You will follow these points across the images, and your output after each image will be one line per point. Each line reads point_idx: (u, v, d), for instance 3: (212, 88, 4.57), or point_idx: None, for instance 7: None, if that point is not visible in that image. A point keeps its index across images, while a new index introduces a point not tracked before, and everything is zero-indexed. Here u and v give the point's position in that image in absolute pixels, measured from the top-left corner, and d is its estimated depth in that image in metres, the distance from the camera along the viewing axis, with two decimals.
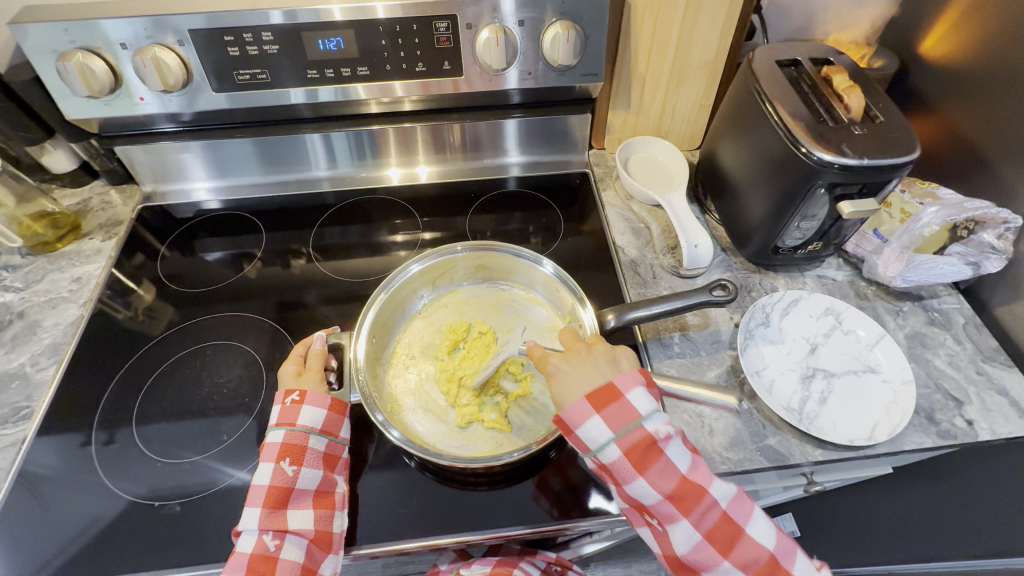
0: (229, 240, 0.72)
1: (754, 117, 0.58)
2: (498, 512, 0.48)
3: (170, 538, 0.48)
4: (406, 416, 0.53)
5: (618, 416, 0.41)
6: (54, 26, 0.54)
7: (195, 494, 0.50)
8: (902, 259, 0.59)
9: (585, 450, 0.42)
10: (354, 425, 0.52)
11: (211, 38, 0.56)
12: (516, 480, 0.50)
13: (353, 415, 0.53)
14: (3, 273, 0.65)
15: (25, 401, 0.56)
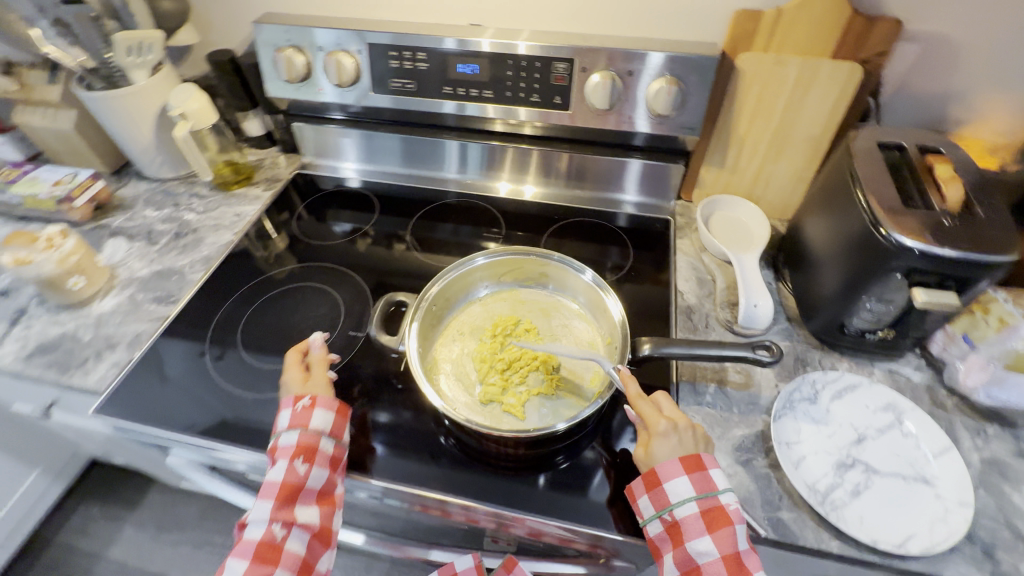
0: (351, 212, 0.87)
1: (843, 190, 0.58)
2: (493, 491, 0.53)
3: (242, 423, 0.59)
4: (442, 379, 0.59)
5: (705, 486, 0.45)
6: (280, 29, 0.73)
7: (264, 394, 0.62)
8: (986, 371, 0.53)
9: (663, 505, 0.45)
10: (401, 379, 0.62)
11: (381, 52, 0.72)
12: (520, 469, 0.54)
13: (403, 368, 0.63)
14: (194, 199, 0.84)
15: (176, 292, 0.71)
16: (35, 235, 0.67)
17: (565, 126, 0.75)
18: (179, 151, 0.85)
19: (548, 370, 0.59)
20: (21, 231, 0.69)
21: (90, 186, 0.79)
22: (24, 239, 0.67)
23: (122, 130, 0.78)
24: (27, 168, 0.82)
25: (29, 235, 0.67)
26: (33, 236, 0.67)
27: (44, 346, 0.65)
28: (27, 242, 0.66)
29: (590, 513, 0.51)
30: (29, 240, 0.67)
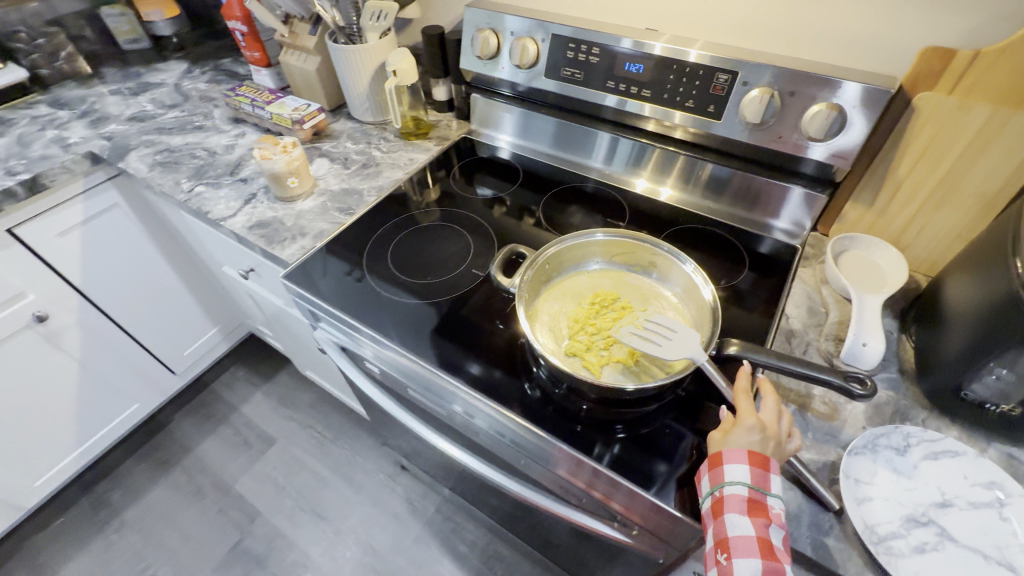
0: (497, 178, 0.98)
1: (1000, 252, 0.53)
2: (553, 425, 0.61)
3: (377, 314, 0.73)
4: (536, 325, 0.67)
5: (761, 482, 0.47)
6: (485, 13, 0.86)
7: (396, 296, 0.75)
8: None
9: (717, 482, 0.48)
10: (505, 316, 0.72)
11: (561, 43, 0.82)
12: (579, 418, 0.61)
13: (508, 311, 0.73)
14: (382, 141, 1.03)
15: (353, 206, 0.89)
16: (278, 142, 0.88)
17: (719, 138, 0.79)
18: (382, 102, 1.04)
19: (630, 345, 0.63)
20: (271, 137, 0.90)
21: (316, 117, 1.02)
22: (271, 143, 0.88)
23: (350, 76, 0.99)
24: (279, 95, 1.07)
25: (274, 141, 0.88)
26: (276, 143, 0.88)
27: (261, 222, 0.86)
28: (273, 146, 0.87)
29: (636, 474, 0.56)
30: (274, 144, 0.88)
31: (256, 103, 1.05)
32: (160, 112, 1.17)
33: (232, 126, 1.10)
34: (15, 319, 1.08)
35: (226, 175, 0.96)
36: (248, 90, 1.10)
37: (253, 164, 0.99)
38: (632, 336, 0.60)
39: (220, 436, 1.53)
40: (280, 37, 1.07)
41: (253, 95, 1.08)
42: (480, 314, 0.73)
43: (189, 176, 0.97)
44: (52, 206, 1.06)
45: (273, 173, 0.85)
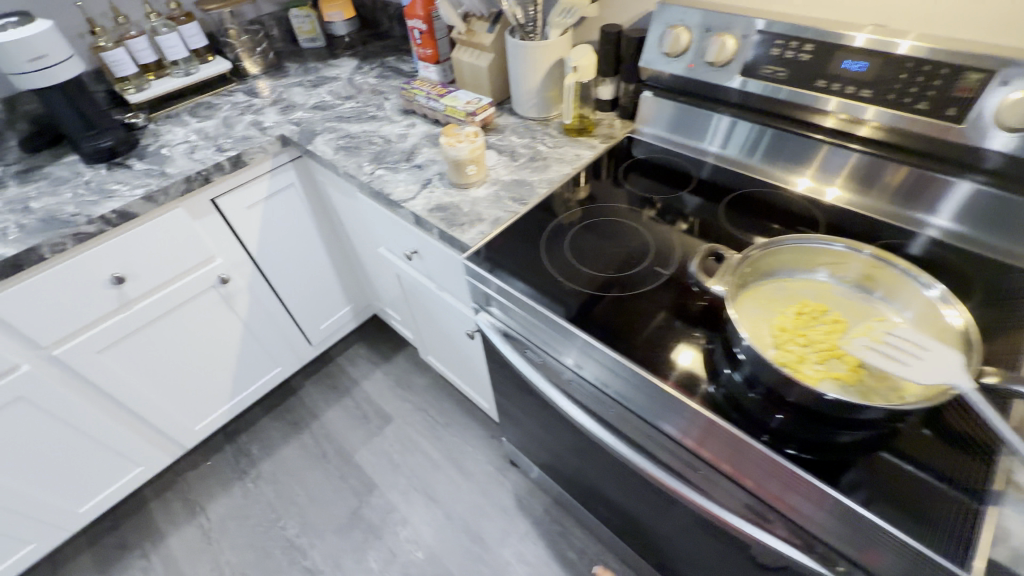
0: (669, 181, 0.93)
1: None
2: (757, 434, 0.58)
3: (561, 302, 0.73)
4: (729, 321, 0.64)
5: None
6: (679, 9, 0.85)
7: (580, 286, 0.75)
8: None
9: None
10: (696, 317, 0.69)
11: (767, 40, 0.78)
12: (785, 432, 0.58)
13: (697, 312, 0.70)
14: (546, 136, 1.05)
15: (526, 196, 0.90)
16: (461, 129, 0.92)
17: (910, 133, 0.74)
18: (550, 98, 1.06)
19: (853, 362, 0.58)
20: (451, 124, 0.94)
21: (486, 110, 1.06)
22: (454, 130, 0.91)
23: (525, 72, 1.02)
24: (450, 89, 1.13)
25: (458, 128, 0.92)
26: (460, 129, 0.92)
27: (440, 206, 0.90)
28: (457, 133, 0.91)
29: (860, 501, 0.51)
30: (458, 131, 0.91)
31: (430, 96, 1.11)
32: (339, 102, 1.27)
33: (404, 117, 1.17)
34: (206, 279, 1.22)
35: (403, 161, 1.02)
36: (421, 85, 1.17)
37: (426, 152, 1.05)
38: (869, 351, 0.55)
39: (344, 407, 1.63)
40: (457, 35, 1.12)
41: (426, 89, 1.14)
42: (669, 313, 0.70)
43: (370, 160, 1.05)
44: (247, 181, 1.19)
45: (458, 159, 0.89)
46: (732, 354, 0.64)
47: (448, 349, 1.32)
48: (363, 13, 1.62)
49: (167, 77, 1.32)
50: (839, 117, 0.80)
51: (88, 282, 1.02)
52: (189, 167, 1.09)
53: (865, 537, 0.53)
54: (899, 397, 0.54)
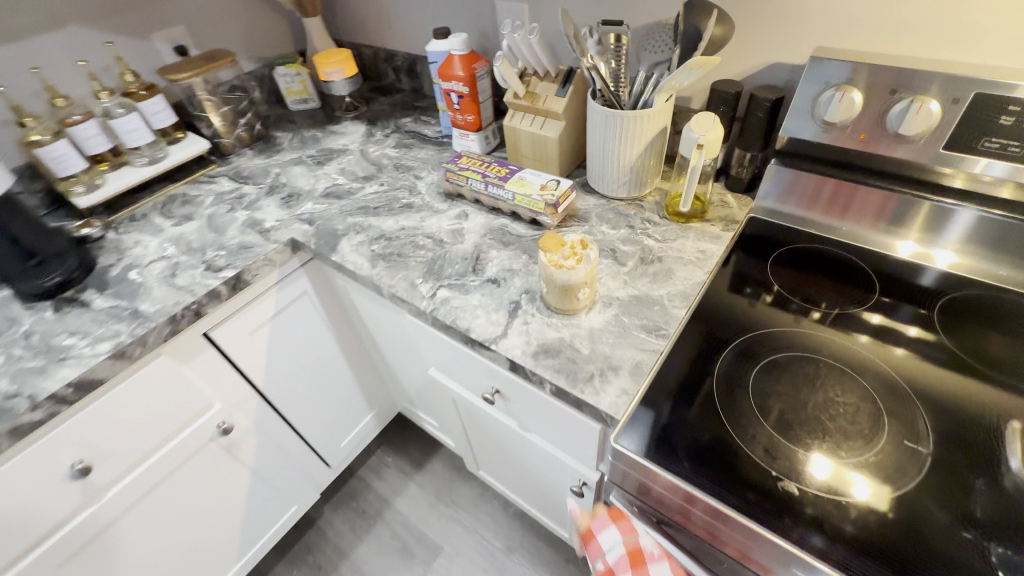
0: (842, 284, 0.72)
1: None
2: None
3: (796, 520, 0.48)
4: None
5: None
6: (846, 65, 0.64)
7: (813, 486, 0.50)
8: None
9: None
10: (998, 526, 0.47)
11: (992, 105, 0.58)
12: None
13: (997, 514, 0.47)
14: (647, 224, 0.82)
15: (663, 324, 0.66)
16: (566, 241, 0.68)
17: None
18: (646, 174, 0.84)
19: None
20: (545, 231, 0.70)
21: (569, 196, 0.82)
22: (559, 244, 0.66)
23: (616, 146, 0.80)
24: (511, 168, 0.89)
25: (562, 240, 0.67)
26: (565, 242, 0.67)
27: (546, 346, 0.66)
28: (563, 248, 0.66)
29: None
30: (564, 245, 0.67)
31: (488, 179, 0.87)
32: (358, 186, 1.01)
33: (450, 206, 0.92)
34: (201, 434, 0.92)
35: (470, 275, 0.77)
36: (468, 162, 0.92)
37: (497, 258, 0.80)
38: None
39: (377, 538, 1.34)
40: (510, 97, 0.89)
41: (479, 168, 0.90)
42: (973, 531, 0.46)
43: (423, 274, 0.79)
44: (248, 301, 0.91)
45: (568, 286, 0.65)
46: None
47: (517, 478, 1.06)
48: (362, 65, 1.36)
49: (127, 167, 1.03)
50: (969, 177, 0.65)
51: (38, 483, 0.72)
52: (172, 299, 0.81)
53: None
54: None
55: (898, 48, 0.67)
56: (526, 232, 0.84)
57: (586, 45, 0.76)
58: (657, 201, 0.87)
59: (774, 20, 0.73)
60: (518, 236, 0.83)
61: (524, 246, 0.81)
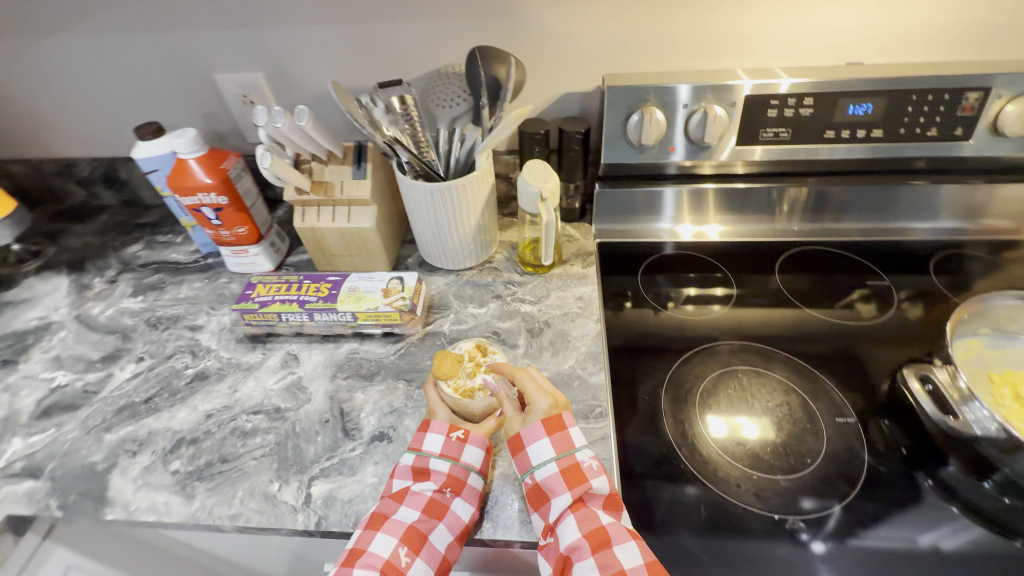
0: (700, 279, 0.77)
1: None
2: None
3: (817, 559, 0.48)
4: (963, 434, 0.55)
5: (565, 444, 0.49)
6: (639, 89, 0.67)
7: (812, 512, 0.51)
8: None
9: (525, 469, 0.49)
10: (918, 460, 0.55)
11: (759, 104, 0.66)
12: None
13: (914, 452, 0.56)
14: (512, 287, 0.74)
15: (593, 400, 0.60)
16: (462, 355, 0.58)
17: (801, 162, 0.73)
18: (489, 234, 0.75)
19: None
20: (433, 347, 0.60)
21: (422, 290, 0.68)
22: (456, 363, 0.57)
23: (451, 216, 0.69)
24: (331, 277, 0.69)
25: (456, 356, 0.58)
26: (461, 357, 0.58)
27: (490, 495, 0.52)
28: (463, 369, 0.57)
29: None
30: (462, 363, 0.57)
31: (308, 305, 0.65)
32: (100, 374, 0.67)
33: (266, 353, 0.68)
34: None
35: (347, 444, 0.57)
36: (266, 289, 0.68)
37: (368, 402, 0.61)
38: None
39: None
40: (291, 195, 0.69)
41: (287, 293, 0.67)
42: (922, 476, 0.54)
43: (277, 474, 0.55)
44: None
45: (488, 411, 0.55)
46: (971, 464, 0.54)
47: None
48: (17, 187, 0.92)
49: None
50: (714, 164, 0.75)
51: None
52: None
53: None
54: None
55: (676, 64, 0.73)
56: (387, 350, 0.67)
57: (375, 115, 0.64)
58: (507, 255, 0.79)
59: (561, 54, 0.72)
60: (379, 361, 0.66)
61: (394, 369, 0.64)
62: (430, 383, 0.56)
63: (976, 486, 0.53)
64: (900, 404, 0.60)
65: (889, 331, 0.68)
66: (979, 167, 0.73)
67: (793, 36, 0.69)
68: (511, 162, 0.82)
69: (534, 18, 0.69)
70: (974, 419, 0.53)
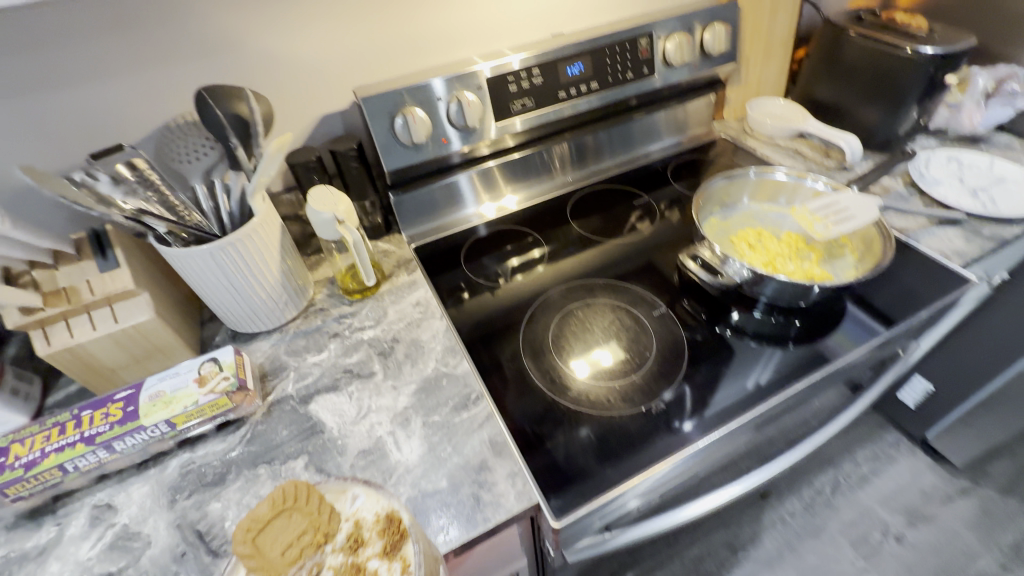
0: (518, 248, 0.84)
1: (844, 62, 0.87)
2: (836, 346, 0.65)
3: (680, 422, 0.58)
4: (732, 287, 0.71)
5: None
6: (392, 93, 0.70)
7: (664, 391, 0.61)
8: (978, 110, 0.86)
9: None
10: (712, 318, 0.70)
11: (500, 82, 0.75)
12: (827, 332, 0.67)
13: (708, 314, 0.71)
14: (347, 320, 0.70)
15: (466, 388, 0.61)
16: (334, 531, 0.39)
17: (552, 122, 0.85)
18: (298, 277, 0.70)
19: (814, 251, 0.72)
20: (329, 485, 0.42)
21: (244, 362, 0.60)
22: (303, 544, 0.38)
23: (248, 272, 0.62)
24: (119, 394, 0.56)
25: (315, 533, 0.39)
26: (327, 534, 0.39)
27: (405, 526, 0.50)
28: (305, 561, 0.37)
29: (910, 315, 0.67)
30: (311, 548, 0.38)
31: (99, 437, 0.52)
32: None
33: (59, 523, 0.52)
34: None
35: (221, 564, 0.48)
36: (27, 447, 0.52)
37: (228, 507, 0.52)
38: (836, 229, 0.68)
39: None
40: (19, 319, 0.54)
41: (64, 437, 0.53)
42: (720, 327, 0.69)
43: None
44: None
45: None
46: (741, 304, 0.72)
47: None
48: None
49: None
50: (487, 144, 0.82)
51: None
52: None
53: (796, 407, 0.65)
54: (848, 250, 0.72)
55: (416, 64, 0.78)
56: (228, 443, 0.57)
57: (102, 190, 0.53)
58: (329, 292, 0.75)
59: (302, 79, 0.71)
60: (224, 458, 0.56)
61: (247, 458, 0.56)
62: (233, 553, 0.38)
63: (751, 317, 0.71)
64: (689, 283, 0.75)
65: (662, 233, 0.84)
66: (669, 92, 0.93)
67: (503, 21, 0.79)
68: (293, 200, 0.78)
69: (257, 49, 0.67)
70: (736, 273, 0.67)
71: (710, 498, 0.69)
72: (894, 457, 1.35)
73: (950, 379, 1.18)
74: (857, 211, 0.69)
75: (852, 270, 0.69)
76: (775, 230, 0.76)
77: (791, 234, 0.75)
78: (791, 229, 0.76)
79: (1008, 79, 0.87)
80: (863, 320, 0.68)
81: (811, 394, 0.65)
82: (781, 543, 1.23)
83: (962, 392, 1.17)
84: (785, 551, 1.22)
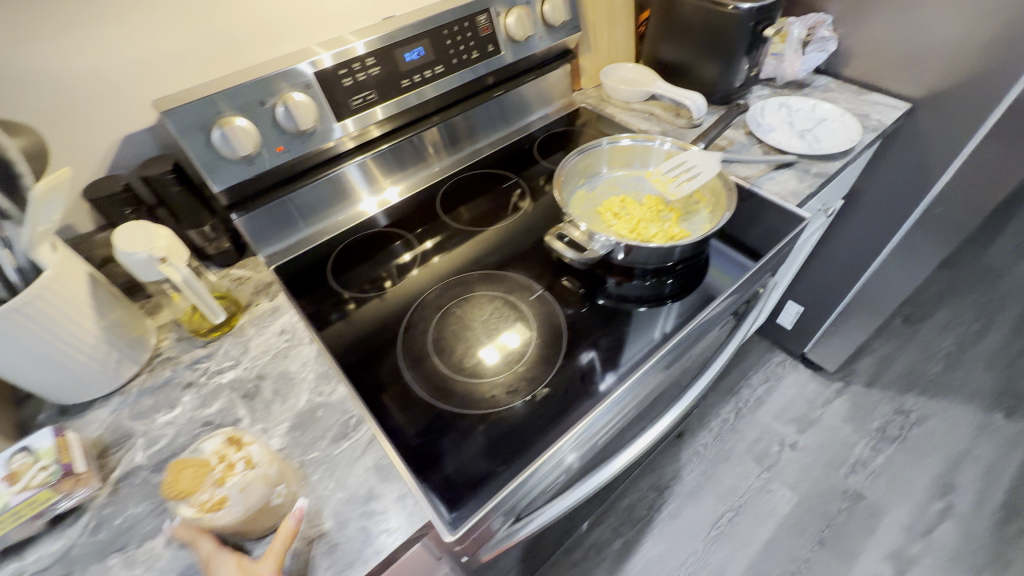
0: (390, 251, 0.79)
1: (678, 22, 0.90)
2: (699, 299, 0.69)
3: (565, 403, 0.58)
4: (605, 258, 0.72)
5: None
6: (203, 103, 0.61)
7: (547, 373, 0.61)
8: (798, 57, 0.94)
9: None
10: (588, 292, 0.71)
11: (331, 77, 0.68)
12: (691, 286, 0.71)
13: (584, 288, 0.72)
14: (201, 364, 0.63)
15: (345, 415, 0.57)
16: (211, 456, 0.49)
17: (400, 113, 0.79)
18: (132, 327, 0.61)
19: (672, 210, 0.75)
20: None
21: (67, 442, 0.51)
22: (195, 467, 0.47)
23: (56, 334, 0.52)
24: None
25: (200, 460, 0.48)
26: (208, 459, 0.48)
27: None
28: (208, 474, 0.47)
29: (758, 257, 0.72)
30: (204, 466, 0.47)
31: None
32: None
33: None
34: None
35: None
36: None
37: None
38: (686, 186, 0.72)
39: None
40: None
41: None
42: (597, 298, 0.71)
43: None
44: None
45: None
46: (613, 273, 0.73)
47: None
48: None
49: None
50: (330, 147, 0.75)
51: None
52: None
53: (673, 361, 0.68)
54: (701, 203, 0.76)
55: (229, 65, 0.69)
56: (66, 539, 0.49)
57: None
58: (176, 337, 0.66)
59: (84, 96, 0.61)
60: (63, 558, 0.48)
61: (93, 551, 0.48)
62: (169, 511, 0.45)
63: (623, 284, 0.72)
64: (562, 260, 0.75)
65: (534, 213, 0.83)
66: (521, 67, 0.91)
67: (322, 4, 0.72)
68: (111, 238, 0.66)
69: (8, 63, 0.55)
70: (601, 248, 0.67)
71: (614, 462, 0.71)
72: (781, 374, 1.51)
73: (814, 299, 1.33)
74: (703, 166, 0.73)
75: (707, 223, 0.73)
76: (637, 194, 0.79)
77: (650, 197, 0.78)
78: (650, 192, 0.79)
79: (817, 26, 0.97)
80: (721, 269, 0.72)
81: (684, 346, 0.68)
82: (700, 474, 1.34)
83: (824, 308, 1.33)
84: (704, 481, 1.33)
